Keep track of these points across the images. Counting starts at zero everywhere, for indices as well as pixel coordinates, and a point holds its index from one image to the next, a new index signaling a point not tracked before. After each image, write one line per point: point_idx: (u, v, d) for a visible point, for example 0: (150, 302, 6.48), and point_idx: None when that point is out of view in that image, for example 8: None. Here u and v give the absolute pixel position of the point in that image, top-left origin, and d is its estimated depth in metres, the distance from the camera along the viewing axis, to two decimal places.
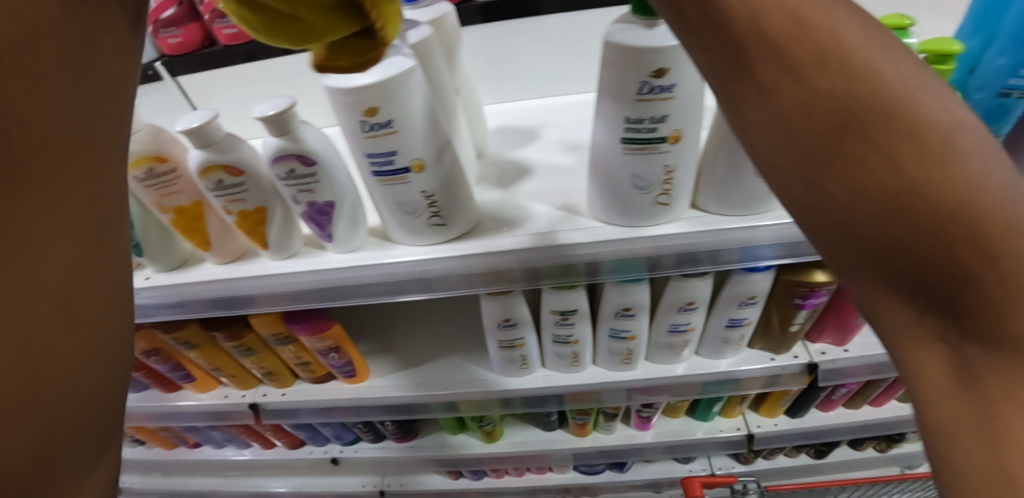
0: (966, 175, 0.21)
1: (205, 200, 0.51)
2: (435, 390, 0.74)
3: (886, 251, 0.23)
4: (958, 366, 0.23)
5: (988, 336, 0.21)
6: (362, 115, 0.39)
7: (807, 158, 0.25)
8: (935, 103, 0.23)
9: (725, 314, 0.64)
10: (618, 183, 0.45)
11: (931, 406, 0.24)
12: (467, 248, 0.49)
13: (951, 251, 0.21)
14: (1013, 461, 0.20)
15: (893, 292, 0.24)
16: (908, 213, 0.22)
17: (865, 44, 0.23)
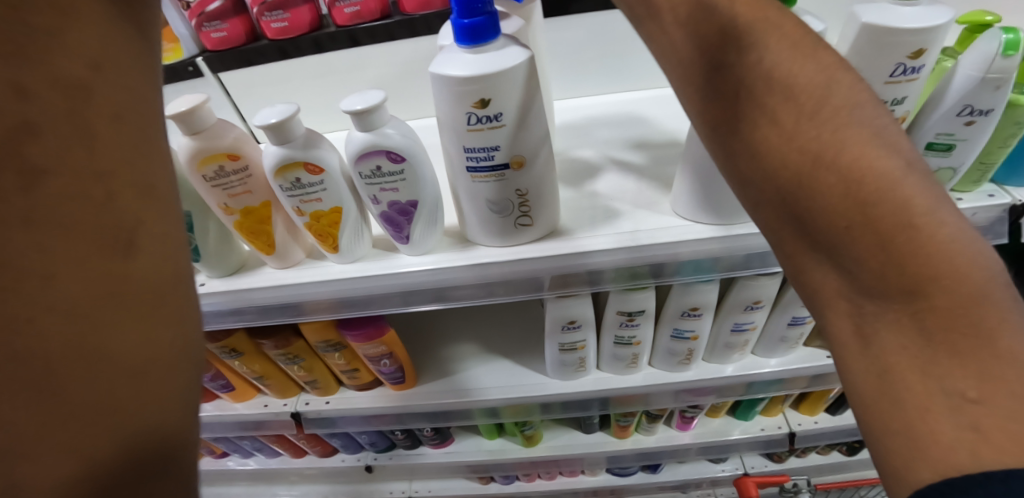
0: (872, 169, 0.28)
1: (273, 201, 0.49)
2: (487, 394, 0.72)
3: (808, 221, 0.30)
4: (861, 325, 0.29)
5: (879, 294, 0.28)
6: (471, 107, 0.39)
7: (756, 150, 0.32)
8: (861, 117, 0.29)
9: (789, 312, 0.64)
10: (714, 178, 0.45)
11: (859, 368, 0.29)
12: (551, 249, 0.48)
13: (851, 226, 0.28)
14: (911, 409, 0.26)
15: (827, 272, 0.30)
16: (824, 195, 0.29)
17: (811, 72, 0.31)
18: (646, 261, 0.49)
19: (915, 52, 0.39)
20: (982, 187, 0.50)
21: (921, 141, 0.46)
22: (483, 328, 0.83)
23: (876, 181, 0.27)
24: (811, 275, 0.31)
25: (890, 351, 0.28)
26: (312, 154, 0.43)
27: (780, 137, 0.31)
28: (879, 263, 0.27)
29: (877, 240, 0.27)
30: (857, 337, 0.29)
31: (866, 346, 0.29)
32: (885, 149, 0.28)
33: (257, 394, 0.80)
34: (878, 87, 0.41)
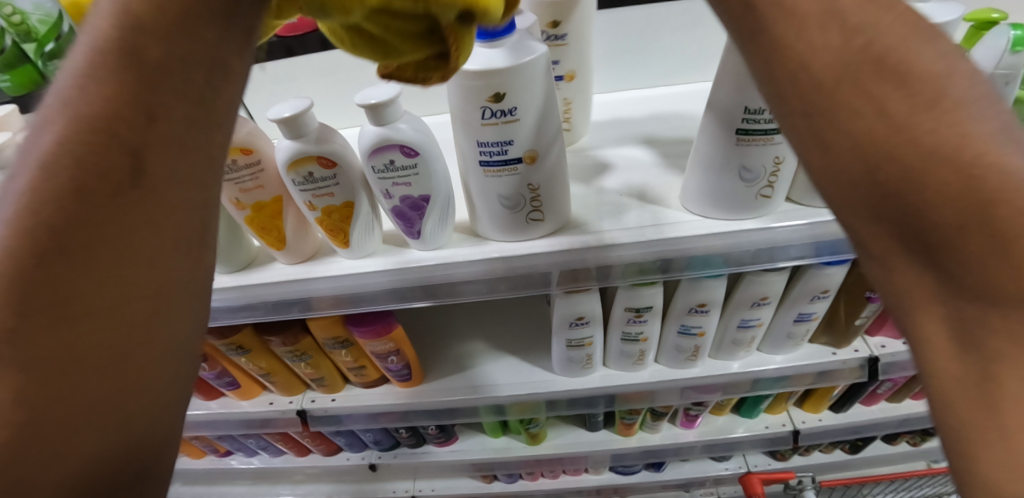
0: (993, 164, 0.24)
1: (284, 196, 0.49)
2: (494, 391, 0.72)
3: (909, 222, 0.26)
4: (959, 329, 0.27)
5: (992, 298, 0.25)
6: (485, 101, 0.39)
7: (849, 139, 0.27)
8: (971, 98, 0.25)
9: (795, 308, 0.64)
10: (726, 173, 0.45)
11: (940, 369, 0.28)
12: (562, 244, 0.48)
13: (967, 227, 0.25)
14: (1011, 411, 0.25)
15: (920, 274, 0.27)
16: (940, 193, 0.25)
17: (908, 43, 0.26)
18: (656, 256, 0.49)
19: None
20: None
21: None
22: (490, 326, 0.83)
23: (1003, 183, 0.24)
24: (898, 276, 0.28)
25: (994, 353, 0.26)
26: (326, 148, 0.43)
27: (886, 128, 0.26)
28: (996, 267, 0.25)
29: (998, 242, 0.24)
30: (951, 339, 0.27)
31: (963, 352, 0.27)
32: (1002, 138, 0.25)
33: (263, 392, 0.80)
34: None
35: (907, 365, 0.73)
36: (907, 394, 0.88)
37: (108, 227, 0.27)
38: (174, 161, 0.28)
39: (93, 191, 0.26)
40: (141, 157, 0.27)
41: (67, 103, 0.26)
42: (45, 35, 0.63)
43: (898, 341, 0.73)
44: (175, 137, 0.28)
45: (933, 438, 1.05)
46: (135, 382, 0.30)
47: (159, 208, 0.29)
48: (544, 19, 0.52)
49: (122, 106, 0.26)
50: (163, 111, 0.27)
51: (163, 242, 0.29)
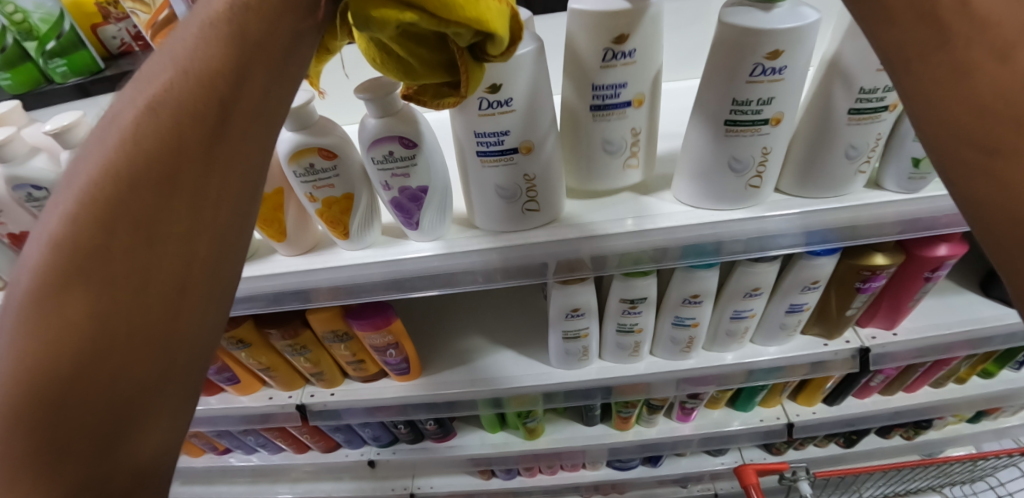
0: None
1: (285, 188, 0.50)
2: (491, 384, 0.73)
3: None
4: None
5: None
6: (482, 92, 0.40)
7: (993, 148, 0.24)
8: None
9: (787, 299, 0.65)
10: (717, 163, 0.46)
11: None
12: (557, 235, 0.49)
13: None
14: None
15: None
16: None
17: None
18: (648, 246, 0.50)
19: None
20: None
21: (912, 129, 0.48)
22: (488, 321, 0.84)
23: None
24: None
25: None
26: (326, 140, 0.44)
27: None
28: None
29: None
30: None
31: None
32: None
33: (262, 387, 0.81)
34: (870, 75, 0.42)
35: (897, 356, 0.74)
36: (900, 386, 0.90)
37: (187, 168, 0.27)
38: (254, 120, 0.30)
39: (185, 128, 0.27)
40: (231, 107, 0.28)
41: (180, 54, 0.28)
42: (47, 34, 0.65)
43: (889, 332, 0.74)
44: (261, 99, 0.30)
45: (925, 432, 1.06)
46: (183, 336, 0.28)
47: (233, 159, 0.29)
48: (604, 34, 0.42)
49: (226, 59, 0.28)
50: (255, 72, 0.29)
51: (230, 194, 0.29)
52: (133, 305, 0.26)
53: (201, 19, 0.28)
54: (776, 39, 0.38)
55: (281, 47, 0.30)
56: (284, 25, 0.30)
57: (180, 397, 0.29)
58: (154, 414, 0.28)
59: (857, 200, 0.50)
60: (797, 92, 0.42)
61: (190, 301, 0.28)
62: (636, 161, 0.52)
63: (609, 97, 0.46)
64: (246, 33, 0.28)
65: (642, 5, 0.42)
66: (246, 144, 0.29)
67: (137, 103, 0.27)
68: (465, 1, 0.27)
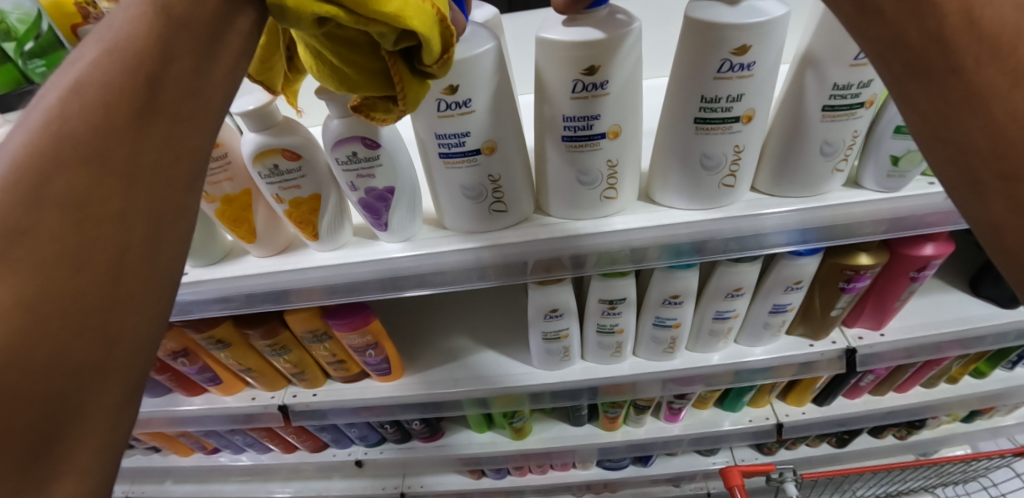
0: None
1: (254, 189, 0.50)
2: (472, 385, 0.73)
3: None
4: None
5: None
6: (440, 93, 0.39)
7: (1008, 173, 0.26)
8: None
9: (770, 299, 0.64)
10: (688, 162, 0.45)
11: None
12: (527, 236, 0.49)
13: None
14: None
15: None
16: None
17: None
18: (624, 245, 0.50)
19: None
20: None
21: (889, 126, 0.46)
22: (471, 321, 0.84)
23: None
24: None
25: None
26: (290, 140, 0.43)
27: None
28: None
29: None
30: None
31: None
32: None
33: (246, 388, 0.81)
34: (844, 70, 0.41)
35: (886, 356, 0.73)
36: (890, 387, 0.89)
37: (120, 146, 0.27)
38: (191, 96, 0.29)
39: (113, 106, 0.27)
40: (161, 85, 0.28)
41: (107, 32, 0.27)
42: (25, 34, 0.57)
43: (876, 332, 0.72)
44: (194, 73, 0.29)
45: (918, 432, 1.05)
46: (122, 317, 0.28)
47: (171, 136, 0.28)
48: (575, 65, 0.39)
49: (151, 34, 0.27)
50: (185, 46, 0.28)
51: (171, 173, 0.29)
52: (67, 285, 0.26)
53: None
54: (743, 34, 0.37)
55: (212, 23, 0.29)
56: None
57: (127, 382, 0.29)
58: (96, 399, 0.27)
59: (836, 199, 0.49)
60: (768, 88, 0.41)
61: (130, 282, 0.28)
62: (616, 191, 0.48)
63: (584, 127, 0.43)
64: (171, 8, 0.28)
65: (618, 32, 0.38)
66: (180, 126, 0.29)
67: (64, 83, 0.26)
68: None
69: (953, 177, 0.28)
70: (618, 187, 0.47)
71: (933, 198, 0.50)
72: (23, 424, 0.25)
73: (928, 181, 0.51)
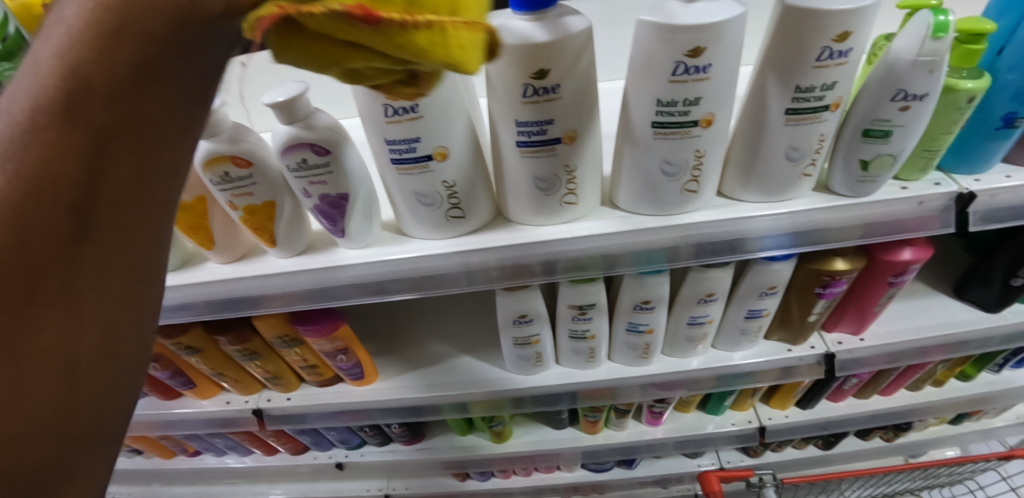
0: None
1: (209, 195, 0.49)
2: (446, 390, 0.72)
3: None
4: None
5: None
6: (386, 98, 0.38)
7: None
8: None
9: (745, 305, 0.63)
10: (648, 169, 0.44)
11: None
12: (485, 244, 0.48)
13: None
14: None
15: None
16: None
17: None
18: (597, 251, 0.49)
19: (839, 35, 0.37)
20: (929, 175, 0.50)
21: (858, 128, 0.45)
22: (446, 325, 0.83)
23: None
24: None
25: None
26: (239, 148, 0.42)
27: None
28: None
29: None
30: None
31: None
32: None
33: (222, 392, 0.81)
34: (806, 72, 0.39)
35: (867, 361, 0.72)
36: (874, 390, 0.87)
37: (57, 256, 0.25)
38: (140, 178, 0.28)
39: (60, 179, 0.24)
40: (112, 149, 0.26)
41: (12, 107, 0.24)
42: None
43: (857, 337, 0.71)
44: (139, 151, 0.27)
45: (906, 434, 1.03)
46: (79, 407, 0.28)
47: (111, 225, 0.27)
48: (523, 70, 0.38)
49: (79, 121, 0.24)
50: (121, 131, 0.26)
51: (127, 238, 0.28)
52: (13, 405, 0.25)
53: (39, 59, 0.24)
54: (693, 36, 0.36)
55: (163, 65, 0.26)
56: (132, 60, 0.25)
57: (101, 445, 0.31)
58: (75, 468, 0.29)
59: (804, 204, 0.48)
60: (726, 91, 0.40)
61: (86, 372, 0.28)
62: (575, 197, 0.46)
63: (536, 133, 0.41)
64: (94, 83, 0.24)
65: (564, 36, 0.37)
66: (132, 184, 0.27)
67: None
68: (427, 43, 0.24)
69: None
70: (577, 194, 0.46)
71: (902, 203, 0.49)
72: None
73: (901, 185, 0.50)
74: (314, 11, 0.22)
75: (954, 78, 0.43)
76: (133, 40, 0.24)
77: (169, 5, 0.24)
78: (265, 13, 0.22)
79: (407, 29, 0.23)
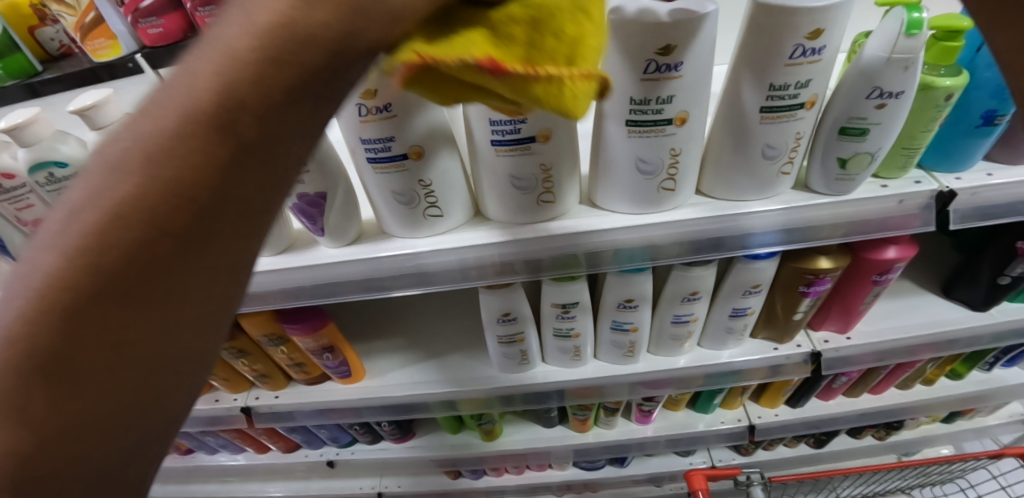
0: None
1: None
2: (433, 388, 0.72)
3: None
4: None
5: None
6: (359, 98, 0.38)
7: None
8: None
9: (729, 303, 0.63)
10: (624, 167, 0.44)
11: None
12: (463, 243, 0.48)
13: None
14: None
15: None
16: None
17: None
18: (581, 249, 0.49)
19: (812, 32, 0.37)
20: (910, 173, 0.50)
21: (835, 126, 0.45)
22: (434, 324, 0.83)
23: None
24: None
25: None
26: None
27: None
28: None
29: None
30: None
31: None
32: None
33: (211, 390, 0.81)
34: (779, 70, 0.39)
35: (854, 359, 0.72)
36: (864, 388, 0.87)
37: (162, 270, 0.25)
38: (245, 209, 0.26)
39: (183, 197, 0.24)
40: (231, 177, 0.25)
41: (162, 116, 0.24)
42: None
43: (843, 336, 0.71)
44: (259, 184, 0.26)
45: (897, 433, 1.03)
46: (153, 413, 0.29)
47: (225, 246, 0.27)
48: None
49: (214, 141, 0.24)
50: (254, 158, 0.25)
51: (222, 268, 0.27)
52: (88, 392, 0.27)
53: (200, 64, 0.23)
54: (664, 34, 0.36)
55: (296, 95, 0.24)
56: (285, 88, 0.24)
57: (152, 454, 0.31)
58: (127, 466, 0.30)
59: (781, 203, 0.48)
60: (699, 89, 0.40)
61: (163, 381, 0.28)
62: (552, 196, 0.47)
63: (510, 132, 0.41)
64: (246, 105, 0.23)
65: None
66: (238, 216, 0.26)
67: (105, 179, 0.24)
68: (547, 93, 0.26)
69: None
70: (554, 193, 0.46)
71: (880, 201, 0.49)
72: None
73: (881, 183, 0.50)
74: (453, 59, 0.24)
75: (931, 75, 0.43)
76: (290, 68, 0.23)
77: (329, 39, 0.23)
78: (407, 57, 0.23)
79: (533, 80, 0.25)
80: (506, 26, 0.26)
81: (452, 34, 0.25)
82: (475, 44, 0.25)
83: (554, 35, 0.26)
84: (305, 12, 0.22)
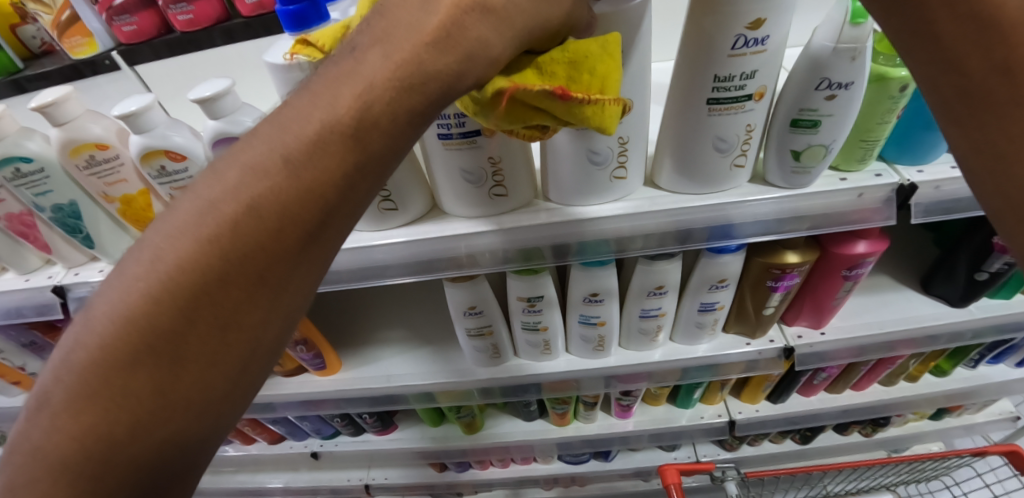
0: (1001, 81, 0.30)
1: (153, 189, 0.51)
2: (407, 380, 0.73)
3: (972, 116, 0.31)
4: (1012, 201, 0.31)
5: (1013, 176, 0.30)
6: None
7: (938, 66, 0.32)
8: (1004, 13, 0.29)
9: (697, 298, 0.63)
10: (572, 160, 0.45)
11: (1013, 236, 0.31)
12: (418, 236, 0.49)
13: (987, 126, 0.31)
14: None
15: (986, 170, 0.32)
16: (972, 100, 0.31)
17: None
18: (543, 242, 0.49)
19: (753, 22, 0.36)
20: (871, 166, 0.50)
21: (787, 118, 0.44)
22: (411, 317, 0.84)
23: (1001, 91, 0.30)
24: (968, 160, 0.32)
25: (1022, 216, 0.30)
26: (172, 142, 0.44)
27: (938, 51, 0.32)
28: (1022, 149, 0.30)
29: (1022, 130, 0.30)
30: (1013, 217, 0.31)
31: None
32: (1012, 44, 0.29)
33: None
34: (723, 61, 0.38)
35: (830, 355, 0.71)
36: (845, 384, 0.87)
37: (276, 259, 0.29)
38: (341, 212, 0.30)
39: (310, 194, 0.28)
40: (348, 182, 0.29)
41: (298, 127, 0.28)
42: None
43: (818, 331, 0.71)
44: (357, 193, 0.30)
45: (885, 429, 1.02)
46: (233, 402, 0.31)
47: (330, 239, 0.30)
48: None
49: (346, 148, 0.28)
50: (371, 165, 0.29)
51: (317, 266, 0.31)
52: (191, 373, 0.28)
53: (343, 86, 0.28)
54: (601, 23, 0.36)
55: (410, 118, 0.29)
56: (407, 113, 0.29)
57: (209, 450, 0.31)
58: (186, 460, 0.30)
59: (737, 194, 0.48)
60: (641, 81, 0.40)
61: (252, 372, 0.31)
62: (505, 190, 0.47)
63: (455, 126, 0.41)
64: (379, 121, 0.28)
65: None
66: (336, 219, 0.30)
67: (242, 174, 0.28)
68: (592, 113, 0.32)
69: (973, 156, 0.32)
70: (506, 186, 0.47)
71: (841, 194, 0.48)
72: (121, 477, 0.28)
73: (840, 176, 0.49)
74: (534, 88, 0.30)
75: (885, 66, 0.42)
76: (418, 96, 0.28)
77: (447, 72, 0.28)
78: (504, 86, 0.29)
79: (583, 104, 0.31)
80: (551, 64, 0.31)
81: (515, 71, 0.31)
82: (533, 78, 0.31)
83: (589, 72, 0.31)
84: (435, 56, 0.28)
